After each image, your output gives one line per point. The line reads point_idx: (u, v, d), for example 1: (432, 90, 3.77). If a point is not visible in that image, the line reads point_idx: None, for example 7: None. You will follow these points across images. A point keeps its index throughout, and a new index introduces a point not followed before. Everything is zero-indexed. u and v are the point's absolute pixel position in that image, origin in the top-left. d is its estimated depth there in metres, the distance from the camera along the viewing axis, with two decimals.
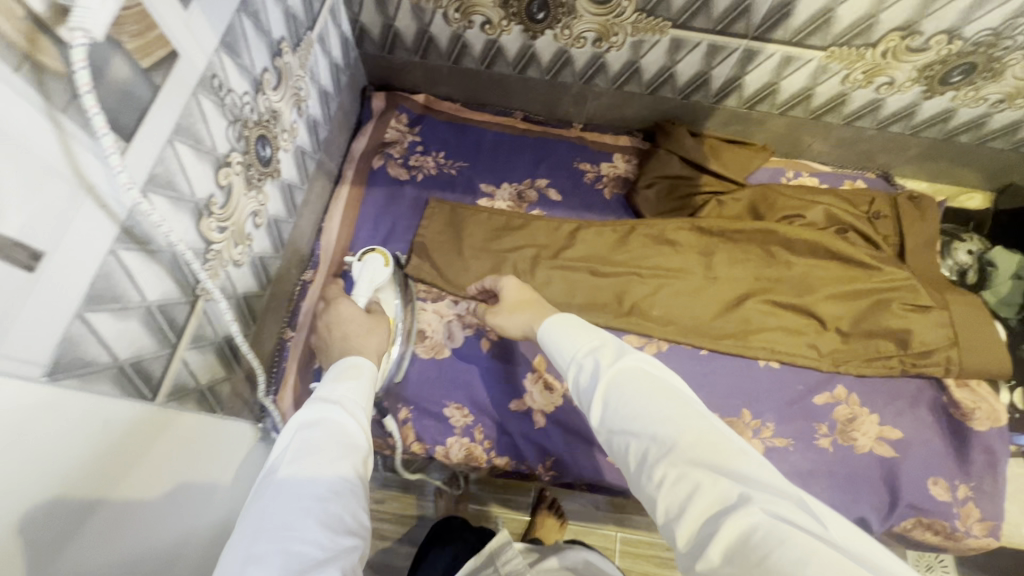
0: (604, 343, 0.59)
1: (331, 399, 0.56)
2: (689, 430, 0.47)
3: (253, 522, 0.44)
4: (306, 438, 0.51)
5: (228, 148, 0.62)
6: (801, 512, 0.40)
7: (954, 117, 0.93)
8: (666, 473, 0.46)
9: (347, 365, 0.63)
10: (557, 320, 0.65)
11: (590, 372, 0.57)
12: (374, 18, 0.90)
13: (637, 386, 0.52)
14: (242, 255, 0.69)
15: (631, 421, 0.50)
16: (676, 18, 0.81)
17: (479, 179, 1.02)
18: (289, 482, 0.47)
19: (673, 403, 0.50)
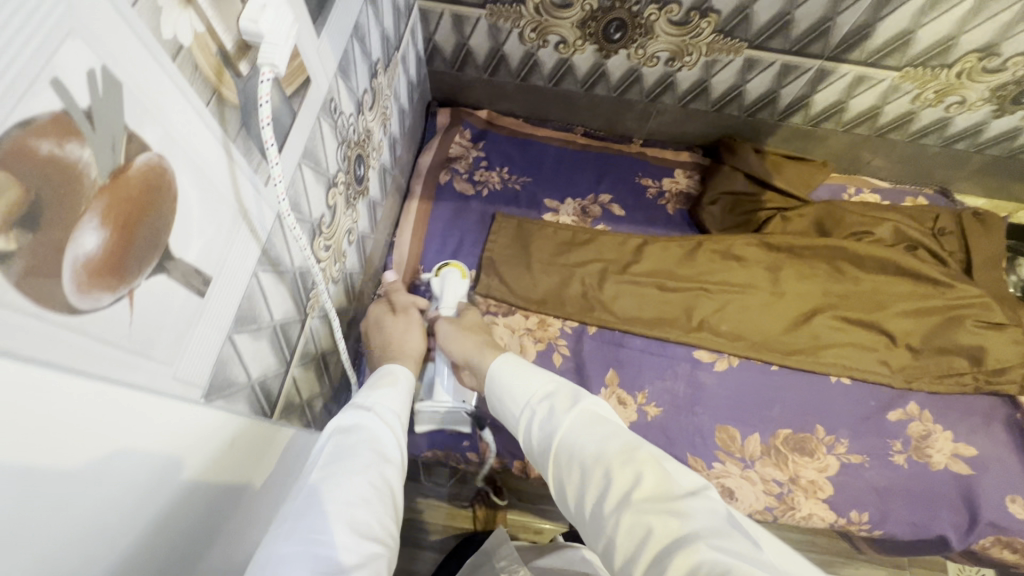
0: (553, 386, 0.58)
1: (368, 407, 0.54)
2: (635, 467, 0.47)
3: (289, 521, 0.41)
4: (346, 443, 0.49)
5: (337, 169, 0.63)
6: (742, 543, 0.40)
7: (1020, 135, 0.94)
8: (621, 511, 0.45)
9: (385, 375, 0.61)
10: (507, 360, 0.63)
11: (544, 415, 0.56)
12: (449, 38, 0.92)
13: (587, 429, 0.52)
14: (338, 271, 0.70)
15: (583, 464, 0.50)
16: (753, 39, 0.82)
17: (543, 194, 1.03)
18: (328, 484, 0.44)
19: (620, 446, 0.49)
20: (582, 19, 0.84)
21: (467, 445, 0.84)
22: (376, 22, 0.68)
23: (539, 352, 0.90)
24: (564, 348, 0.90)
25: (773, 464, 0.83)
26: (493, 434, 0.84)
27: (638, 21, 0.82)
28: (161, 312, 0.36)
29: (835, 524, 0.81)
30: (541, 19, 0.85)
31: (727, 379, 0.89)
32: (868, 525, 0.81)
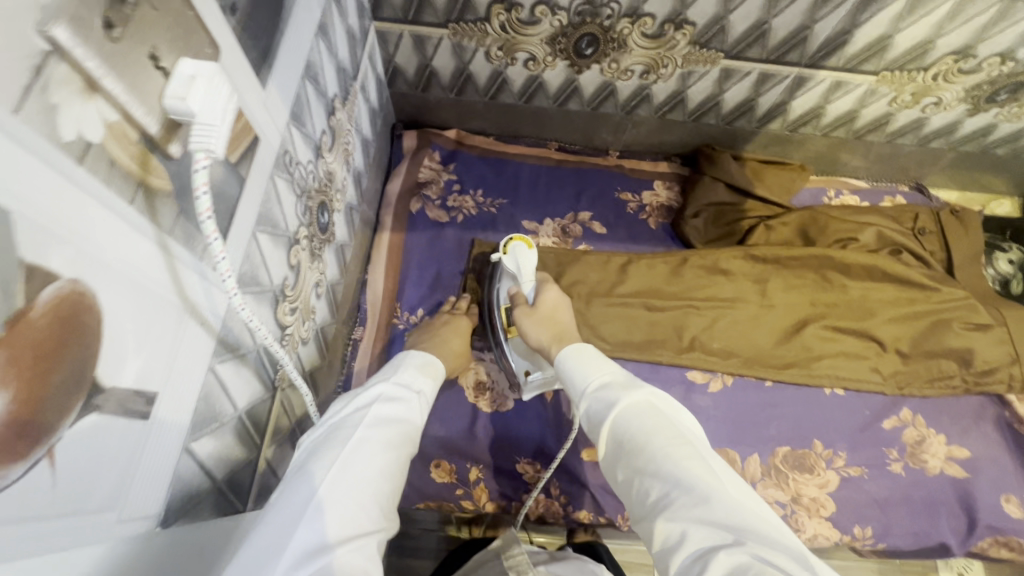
0: (615, 377, 0.56)
1: (409, 387, 0.59)
2: (689, 464, 0.45)
3: (337, 465, 0.45)
4: (389, 415, 0.53)
5: (297, 225, 0.57)
6: (797, 562, 0.38)
7: (994, 132, 0.94)
8: (667, 504, 0.44)
9: (428, 360, 0.67)
10: (574, 348, 0.62)
11: (601, 402, 0.54)
12: (410, 58, 0.86)
13: (645, 421, 0.50)
14: (308, 330, 0.64)
15: (635, 453, 0.48)
16: (729, 50, 0.79)
17: (521, 216, 0.98)
18: (372, 445, 0.49)
19: (678, 442, 0.47)
20: (552, 35, 0.79)
21: (460, 493, 0.80)
22: (328, 56, 0.62)
23: None
24: None
25: (774, 485, 0.82)
26: (489, 478, 0.80)
27: (610, 35, 0.78)
28: (97, 447, 0.30)
29: (840, 541, 0.80)
30: (507, 37, 0.80)
31: (723, 400, 0.87)
32: (871, 539, 0.80)
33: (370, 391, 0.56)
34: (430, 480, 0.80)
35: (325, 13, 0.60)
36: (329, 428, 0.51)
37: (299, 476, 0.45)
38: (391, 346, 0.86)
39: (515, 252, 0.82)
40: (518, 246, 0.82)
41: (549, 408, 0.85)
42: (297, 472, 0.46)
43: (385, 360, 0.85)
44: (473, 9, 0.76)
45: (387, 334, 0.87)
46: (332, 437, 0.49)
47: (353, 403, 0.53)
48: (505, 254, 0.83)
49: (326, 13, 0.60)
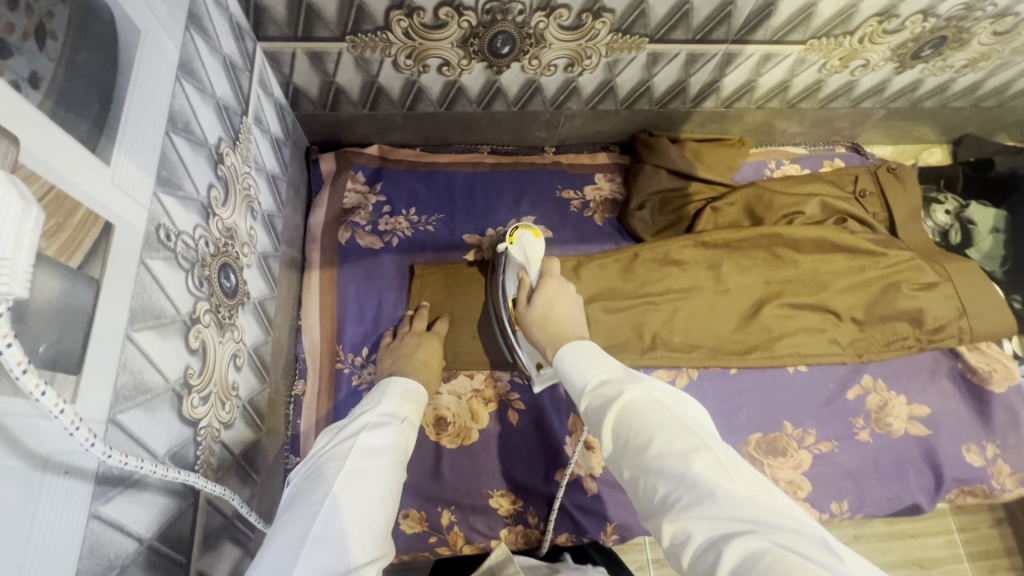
0: (613, 375, 0.55)
1: (394, 414, 0.59)
2: (693, 454, 0.44)
3: (330, 500, 0.45)
4: (377, 445, 0.53)
5: (193, 302, 0.50)
6: (812, 543, 0.36)
7: (921, 86, 0.93)
8: (672, 501, 0.43)
9: (413, 383, 0.68)
10: (571, 347, 0.62)
11: (600, 399, 0.53)
12: (311, 78, 0.77)
13: (641, 414, 0.48)
14: (231, 411, 0.57)
15: (635, 450, 0.47)
16: (653, 34, 0.74)
17: (462, 230, 0.92)
18: (368, 474, 0.49)
19: (684, 433, 0.45)
20: (462, 37, 0.72)
21: (434, 540, 0.76)
22: (201, 98, 0.53)
23: (492, 413, 0.82)
24: (517, 403, 0.82)
25: None
26: (462, 520, 0.76)
27: (525, 32, 0.72)
28: None
29: (819, 520, 0.81)
30: (414, 44, 0.72)
31: (690, 395, 0.86)
32: (849, 512, 0.82)
33: (357, 424, 0.56)
34: (401, 532, 0.75)
35: (186, 51, 0.51)
36: (319, 463, 0.51)
37: (293, 515, 0.45)
38: (337, 394, 0.80)
39: (520, 241, 0.81)
40: (524, 235, 0.80)
41: (516, 434, 0.81)
42: (291, 509, 0.46)
43: (333, 412, 0.79)
44: (370, 18, 0.68)
45: (332, 382, 0.81)
46: (325, 469, 0.49)
47: (341, 437, 0.53)
48: (511, 244, 0.81)
49: (187, 49, 0.51)
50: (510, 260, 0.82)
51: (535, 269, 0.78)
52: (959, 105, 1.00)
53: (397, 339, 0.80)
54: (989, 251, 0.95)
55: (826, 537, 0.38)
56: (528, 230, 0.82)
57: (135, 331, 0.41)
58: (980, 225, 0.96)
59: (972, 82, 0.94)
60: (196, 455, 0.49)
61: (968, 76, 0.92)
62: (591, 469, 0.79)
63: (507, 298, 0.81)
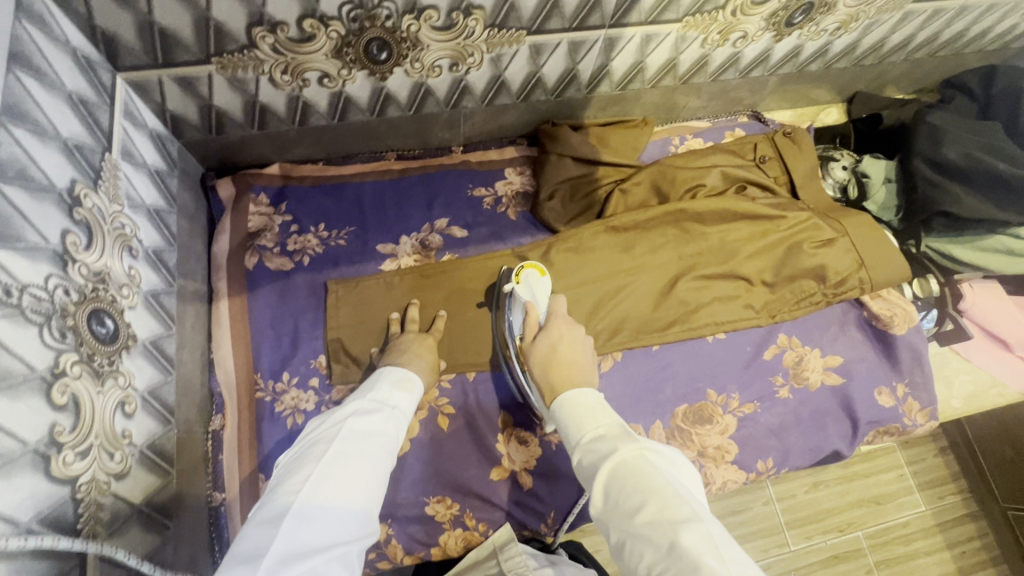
0: (609, 429, 0.56)
1: (385, 401, 0.63)
2: (684, 525, 0.45)
3: (313, 479, 0.50)
4: (365, 428, 0.57)
5: (53, 356, 0.48)
6: None
7: (803, 51, 0.96)
8: (659, 571, 0.43)
9: (409, 372, 0.69)
10: (570, 395, 0.62)
11: (593, 456, 0.54)
12: (186, 104, 0.74)
13: (637, 477, 0.49)
14: (124, 460, 0.55)
15: (626, 513, 0.48)
16: (529, 26, 0.74)
17: (375, 240, 0.90)
18: (347, 458, 0.53)
19: (676, 505, 0.46)
20: (335, 47, 0.70)
21: (375, 556, 0.76)
22: (39, 141, 0.51)
23: (421, 421, 0.81)
24: (446, 408, 0.82)
25: (680, 446, 0.84)
26: (400, 532, 0.77)
27: (399, 36, 0.71)
28: None
29: (747, 480, 0.85)
30: (287, 59, 0.71)
31: (616, 377, 0.87)
32: (774, 468, 0.85)
33: (348, 408, 0.60)
34: None
35: (12, 94, 0.48)
36: (304, 445, 0.55)
37: (281, 489, 0.49)
38: (259, 424, 0.78)
39: (526, 280, 0.80)
40: (530, 273, 0.79)
41: (448, 439, 0.81)
42: (278, 487, 0.50)
43: (257, 442, 0.77)
44: (232, 37, 0.66)
45: (252, 412, 0.79)
46: (309, 451, 0.54)
47: (330, 421, 0.57)
48: (517, 282, 0.80)
49: (14, 91, 0.48)
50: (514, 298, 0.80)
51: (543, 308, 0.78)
52: (844, 66, 1.04)
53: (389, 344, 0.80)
54: (884, 201, 1.00)
55: None
56: (534, 268, 0.81)
57: None
58: (874, 178, 1.00)
59: (849, 44, 0.98)
60: (78, 513, 0.48)
61: (844, 37, 0.95)
62: (525, 463, 0.81)
63: (513, 338, 0.80)
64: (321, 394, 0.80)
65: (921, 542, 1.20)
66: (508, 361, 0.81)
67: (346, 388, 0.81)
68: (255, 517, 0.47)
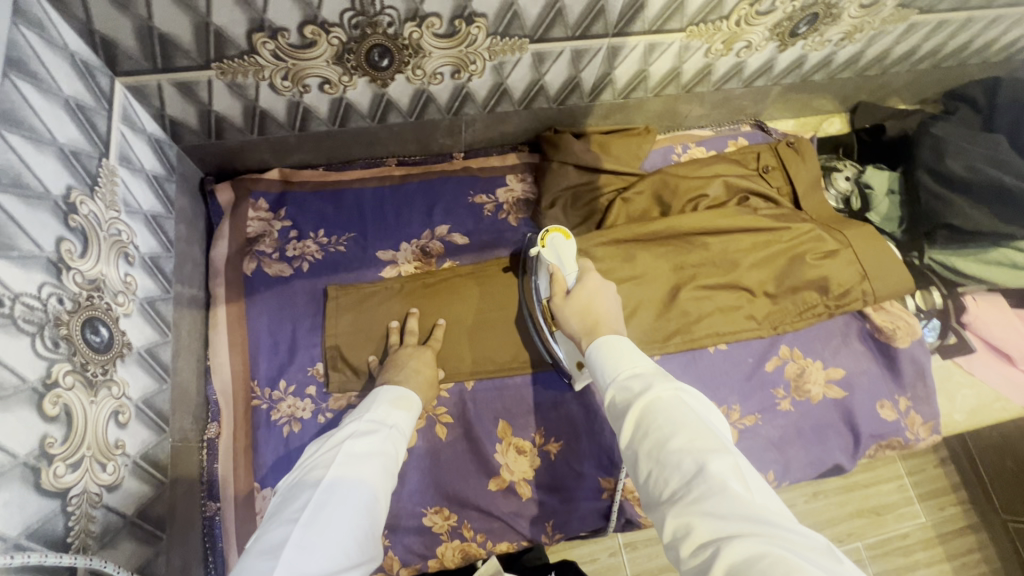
0: (642, 367, 0.56)
1: (382, 421, 0.62)
2: (713, 454, 0.45)
3: (311, 506, 0.49)
4: (363, 450, 0.56)
5: (45, 367, 0.47)
6: (808, 544, 0.39)
7: (807, 61, 0.96)
8: (682, 496, 0.44)
9: (406, 391, 0.69)
10: (608, 338, 0.60)
11: (625, 392, 0.53)
12: (185, 109, 0.74)
13: (669, 410, 0.49)
14: (116, 472, 0.55)
15: (655, 442, 0.48)
16: (532, 34, 0.74)
17: (374, 247, 0.90)
18: (345, 481, 0.52)
19: (707, 438, 0.47)
20: (336, 54, 0.70)
21: None
22: (34, 148, 0.50)
23: (420, 430, 0.80)
24: (445, 416, 0.81)
25: None
26: (396, 544, 0.76)
27: (401, 43, 0.71)
28: None
29: None
30: (287, 65, 0.70)
31: None
32: (775, 481, 0.85)
33: (344, 430, 0.59)
34: None
35: (9, 101, 0.48)
36: (301, 472, 0.54)
37: (279, 518, 0.49)
38: (256, 432, 0.78)
39: (552, 244, 0.79)
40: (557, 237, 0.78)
41: (447, 448, 0.80)
42: (276, 515, 0.50)
43: (253, 450, 0.77)
44: (232, 43, 0.65)
45: (248, 420, 0.78)
46: (306, 479, 0.53)
47: (328, 445, 0.56)
48: (543, 246, 0.79)
49: (10, 97, 0.48)
50: (540, 261, 0.80)
51: (567, 267, 0.76)
52: (847, 76, 1.04)
53: (388, 356, 0.79)
54: (887, 213, 1.00)
55: (824, 541, 0.41)
56: (559, 232, 0.80)
57: None
58: (876, 189, 1.00)
59: (853, 54, 0.97)
60: (68, 528, 0.47)
61: (848, 48, 0.95)
62: (524, 474, 0.80)
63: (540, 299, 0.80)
64: (318, 402, 0.79)
65: (922, 555, 1.19)
66: (539, 324, 0.82)
67: (344, 396, 0.80)
68: (256, 548, 0.47)
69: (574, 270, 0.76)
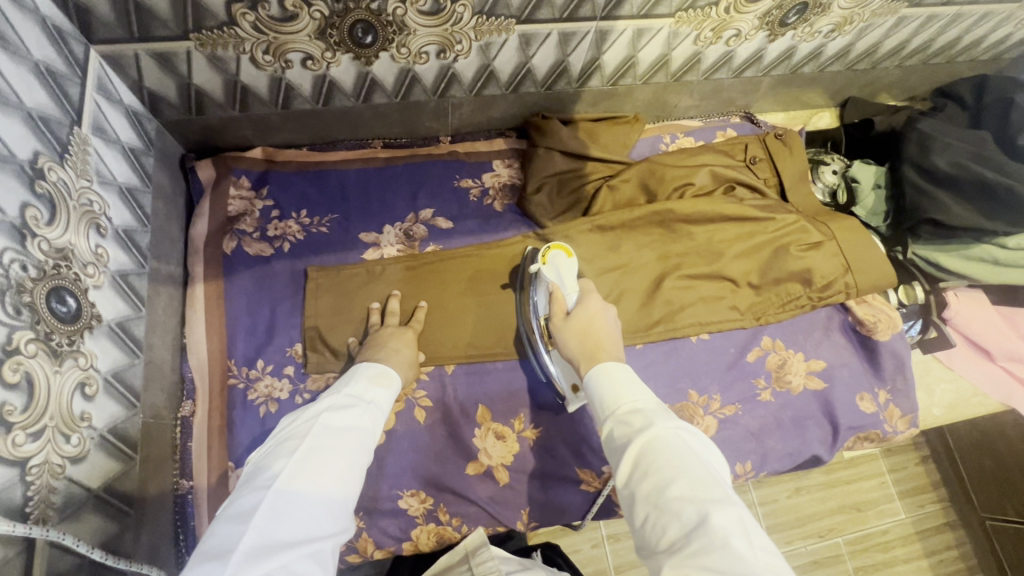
0: (644, 403, 0.55)
1: (361, 395, 0.60)
2: (715, 504, 0.45)
3: (284, 476, 0.48)
4: (341, 424, 0.55)
5: (5, 333, 0.46)
6: None
7: (796, 53, 0.96)
8: (681, 547, 0.43)
9: (386, 367, 0.67)
10: (607, 366, 0.60)
11: (626, 430, 0.53)
12: (164, 81, 0.72)
13: (672, 455, 0.49)
14: (81, 444, 0.54)
15: (655, 486, 0.47)
16: (519, 14, 0.73)
17: (357, 229, 0.89)
18: (321, 454, 0.51)
19: (711, 490, 0.46)
20: (319, 28, 0.69)
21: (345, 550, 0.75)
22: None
23: (398, 413, 0.80)
24: (424, 400, 0.81)
25: None
26: (371, 526, 0.75)
27: (385, 19, 0.70)
28: None
29: None
30: (268, 38, 0.69)
31: None
32: (753, 471, 0.85)
33: (322, 403, 0.57)
34: None
35: None
36: (276, 441, 0.53)
37: (252, 484, 0.48)
38: (231, 411, 0.77)
39: (554, 261, 0.78)
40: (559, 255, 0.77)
41: (424, 432, 0.80)
42: (248, 482, 0.49)
43: (228, 430, 0.76)
44: (211, 13, 0.64)
45: (224, 399, 0.77)
46: (280, 448, 0.52)
47: (303, 416, 0.54)
48: (544, 263, 0.78)
49: None
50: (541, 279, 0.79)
51: (569, 288, 0.75)
52: (837, 70, 1.04)
53: (369, 336, 0.78)
54: (873, 207, 1.01)
55: None
56: (560, 250, 0.79)
57: None
58: (863, 183, 1.01)
59: (842, 47, 0.97)
60: (27, 497, 0.46)
61: (838, 40, 0.95)
62: (501, 459, 0.80)
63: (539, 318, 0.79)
64: (296, 383, 0.79)
65: (900, 549, 1.20)
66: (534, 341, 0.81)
67: (322, 378, 0.79)
68: (228, 513, 0.47)
69: (575, 291, 0.75)
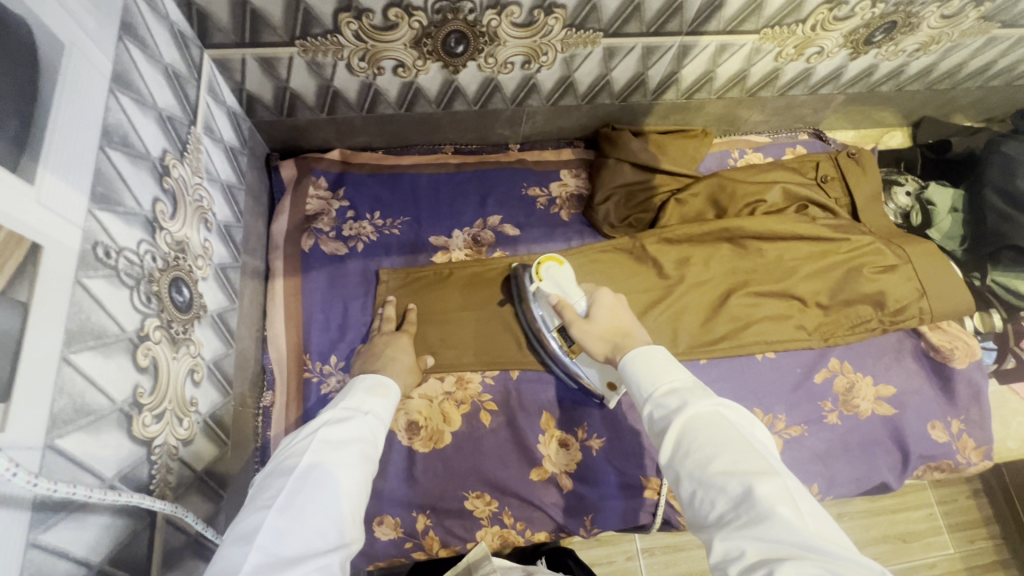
0: (682, 383, 0.55)
1: (354, 408, 0.61)
2: (760, 476, 0.45)
3: (284, 493, 0.48)
4: (336, 437, 0.55)
5: (139, 320, 0.49)
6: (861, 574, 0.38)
7: (876, 71, 0.94)
8: (731, 519, 0.44)
9: (377, 378, 0.67)
10: (641, 350, 0.60)
11: (664, 411, 0.53)
12: (264, 85, 0.76)
13: (716, 430, 0.49)
14: (190, 428, 0.57)
15: (697, 463, 0.48)
16: (607, 27, 0.74)
17: (428, 231, 0.91)
18: (318, 469, 0.51)
19: (753, 460, 0.46)
20: (415, 38, 0.71)
21: (410, 546, 0.77)
22: (140, 109, 0.52)
23: (464, 415, 0.81)
24: (489, 403, 0.82)
25: None
26: (437, 526, 0.77)
27: (478, 30, 0.72)
28: None
29: None
30: (367, 46, 0.72)
31: None
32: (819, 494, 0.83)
33: (318, 418, 0.58)
34: (377, 539, 0.76)
35: (121, 63, 0.50)
36: (279, 459, 0.53)
37: (252, 506, 0.48)
38: (307, 402, 0.79)
39: (548, 275, 0.78)
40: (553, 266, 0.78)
41: (489, 435, 0.81)
42: (251, 501, 0.49)
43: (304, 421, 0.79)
44: (318, 21, 0.67)
45: (300, 391, 0.80)
46: (279, 467, 0.52)
47: (302, 433, 0.55)
48: (540, 280, 0.78)
49: (121, 60, 0.50)
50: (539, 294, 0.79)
51: (574, 296, 0.75)
52: (915, 89, 1.02)
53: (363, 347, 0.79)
54: (949, 231, 0.97)
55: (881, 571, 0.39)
56: (552, 261, 0.79)
57: (73, 357, 0.40)
58: (939, 206, 0.98)
59: (925, 66, 0.95)
60: (151, 475, 0.49)
61: (921, 60, 0.93)
62: (566, 466, 0.80)
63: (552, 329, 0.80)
64: None
65: None
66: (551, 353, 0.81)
67: None
68: (231, 535, 0.47)
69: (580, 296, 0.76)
